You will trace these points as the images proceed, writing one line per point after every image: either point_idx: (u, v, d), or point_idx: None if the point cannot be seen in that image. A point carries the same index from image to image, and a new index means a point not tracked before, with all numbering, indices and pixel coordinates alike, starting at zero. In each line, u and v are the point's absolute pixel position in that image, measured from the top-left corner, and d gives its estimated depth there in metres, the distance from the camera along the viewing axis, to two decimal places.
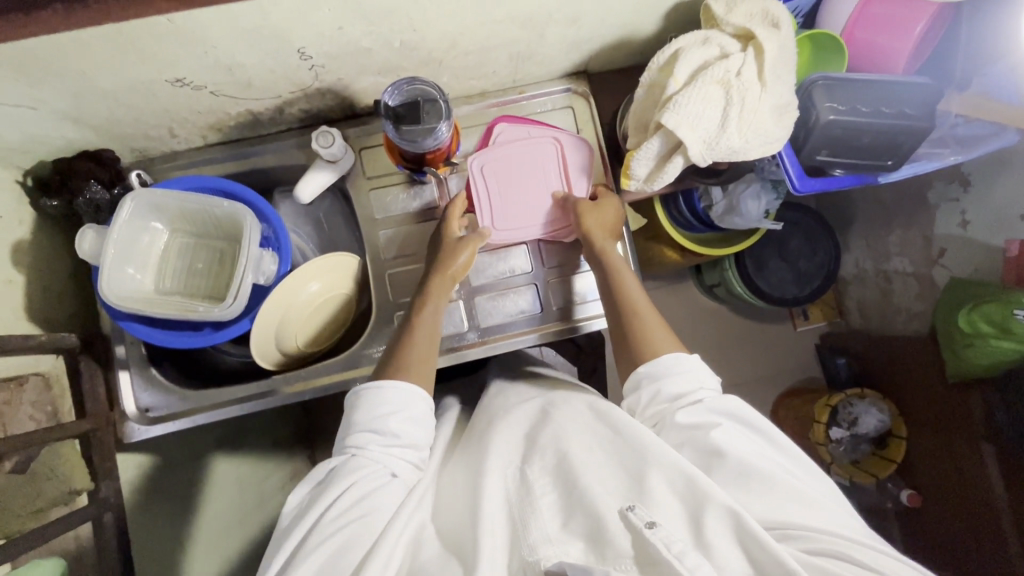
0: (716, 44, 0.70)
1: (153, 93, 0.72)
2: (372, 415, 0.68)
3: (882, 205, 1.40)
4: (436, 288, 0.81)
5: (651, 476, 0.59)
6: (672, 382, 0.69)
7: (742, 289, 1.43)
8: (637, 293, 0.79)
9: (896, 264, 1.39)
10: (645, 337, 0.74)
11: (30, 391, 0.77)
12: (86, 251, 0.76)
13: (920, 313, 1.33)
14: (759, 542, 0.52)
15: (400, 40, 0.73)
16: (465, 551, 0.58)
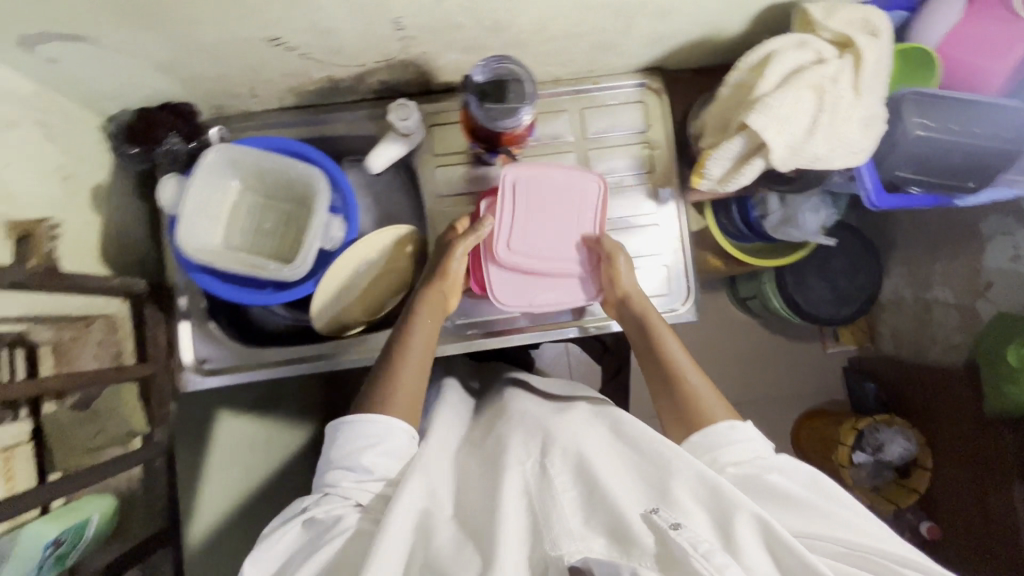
0: (812, 48, 0.69)
1: (247, 51, 0.73)
2: (345, 448, 0.66)
3: (927, 232, 1.38)
4: (430, 307, 0.80)
5: (676, 485, 0.58)
6: (728, 452, 0.65)
7: (779, 302, 1.41)
8: (677, 347, 0.77)
9: (937, 293, 1.36)
10: (691, 398, 0.71)
11: (97, 331, 0.80)
12: (165, 200, 0.77)
13: (958, 345, 1.31)
14: (792, 552, 0.51)
15: (492, 19, 0.73)
16: (483, 539, 0.56)
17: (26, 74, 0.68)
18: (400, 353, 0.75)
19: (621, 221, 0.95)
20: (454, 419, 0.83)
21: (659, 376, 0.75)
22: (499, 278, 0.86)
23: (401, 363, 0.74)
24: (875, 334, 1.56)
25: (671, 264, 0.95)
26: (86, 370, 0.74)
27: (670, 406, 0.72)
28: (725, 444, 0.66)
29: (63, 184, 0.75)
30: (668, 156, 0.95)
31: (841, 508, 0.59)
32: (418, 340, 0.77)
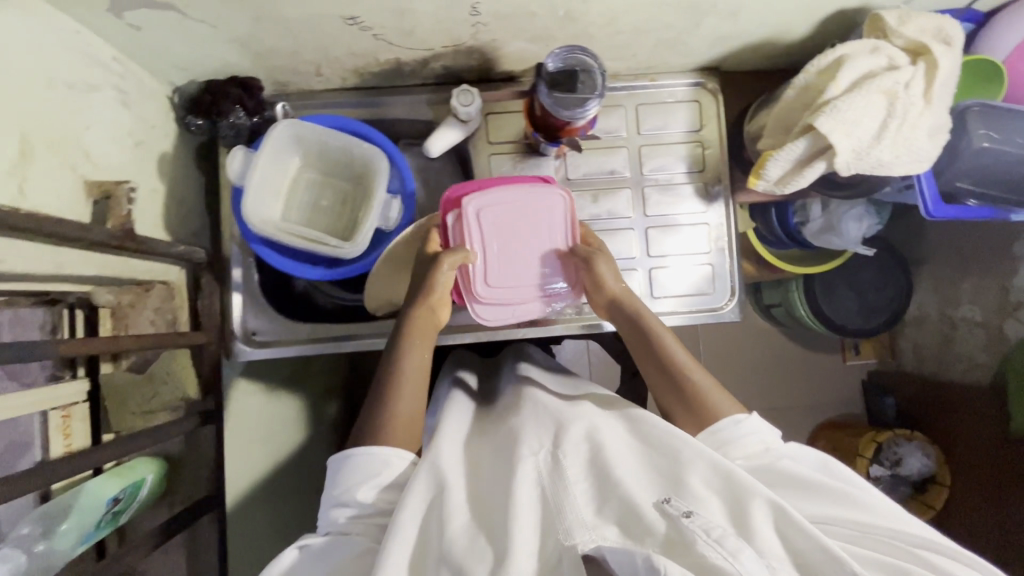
0: (886, 54, 0.70)
1: (323, 28, 0.74)
2: (344, 486, 0.63)
3: (959, 249, 1.35)
4: (418, 335, 0.74)
5: (689, 473, 0.57)
6: (742, 446, 0.64)
7: (804, 311, 1.38)
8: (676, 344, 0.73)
9: (964, 311, 1.34)
10: (699, 399, 0.69)
11: (155, 296, 0.82)
12: (233, 172, 0.77)
13: (982, 365, 1.30)
14: (806, 533, 0.50)
15: (566, 9, 0.74)
16: (499, 534, 0.55)
17: (108, 39, 0.69)
18: (391, 386, 0.70)
19: (670, 219, 0.96)
20: (463, 415, 0.81)
21: (664, 381, 0.71)
22: (487, 310, 0.79)
23: (397, 399, 0.69)
24: (896, 348, 1.56)
25: (716, 265, 0.96)
26: (149, 333, 0.75)
27: (680, 409, 0.70)
28: (738, 441, 0.64)
29: (134, 150, 0.76)
30: (720, 156, 0.96)
31: (855, 493, 0.59)
32: (411, 371, 0.71)
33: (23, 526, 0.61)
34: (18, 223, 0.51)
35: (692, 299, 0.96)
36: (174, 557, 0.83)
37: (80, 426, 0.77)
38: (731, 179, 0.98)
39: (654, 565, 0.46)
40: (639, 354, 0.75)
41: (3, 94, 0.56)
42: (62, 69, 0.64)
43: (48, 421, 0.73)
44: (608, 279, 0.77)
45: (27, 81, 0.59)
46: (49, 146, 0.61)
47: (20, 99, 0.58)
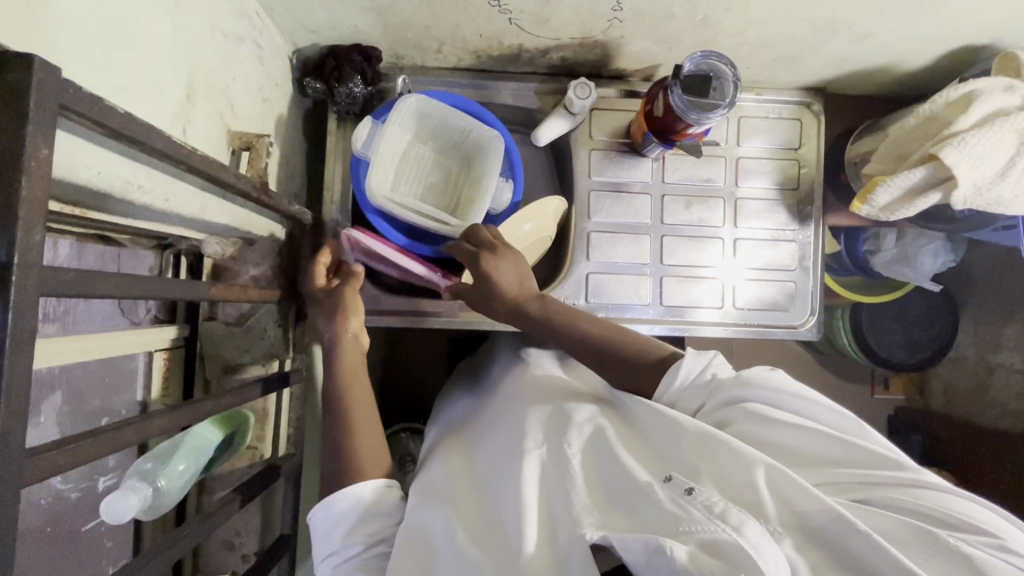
0: (1020, 94, 0.71)
1: (466, 7, 0.74)
2: (326, 534, 0.62)
3: (1005, 295, 1.33)
4: (350, 368, 0.74)
5: (688, 448, 0.58)
6: (708, 384, 0.66)
7: (847, 340, 1.38)
8: (599, 323, 0.76)
9: (1003, 357, 1.34)
10: (632, 350, 0.73)
11: (257, 252, 0.83)
12: (357, 138, 0.80)
13: (1017, 413, 1.30)
14: (808, 495, 0.50)
15: (705, 14, 0.75)
16: (504, 535, 0.56)
17: None
18: (346, 422, 0.70)
19: (758, 233, 0.96)
20: (464, 427, 0.81)
21: (598, 357, 0.74)
22: None
23: (355, 434, 0.68)
24: (926, 388, 1.53)
25: (798, 282, 0.97)
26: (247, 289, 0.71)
27: (622, 373, 0.72)
28: (693, 388, 0.67)
29: (261, 105, 0.77)
30: (815, 176, 0.97)
31: (830, 436, 0.56)
32: (357, 401, 0.71)
33: (144, 462, 0.62)
34: (197, 162, 0.52)
35: (769, 314, 0.97)
36: (249, 512, 0.84)
37: (177, 369, 0.79)
38: (823, 200, 0.99)
39: (661, 547, 0.46)
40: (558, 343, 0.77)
41: (178, 34, 0.56)
42: (221, 19, 0.64)
43: (151, 361, 0.76)
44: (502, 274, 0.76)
45: (195, 23, 0.59)
46: (205, 92, 0.62)
47: (189, 42, 0.58)
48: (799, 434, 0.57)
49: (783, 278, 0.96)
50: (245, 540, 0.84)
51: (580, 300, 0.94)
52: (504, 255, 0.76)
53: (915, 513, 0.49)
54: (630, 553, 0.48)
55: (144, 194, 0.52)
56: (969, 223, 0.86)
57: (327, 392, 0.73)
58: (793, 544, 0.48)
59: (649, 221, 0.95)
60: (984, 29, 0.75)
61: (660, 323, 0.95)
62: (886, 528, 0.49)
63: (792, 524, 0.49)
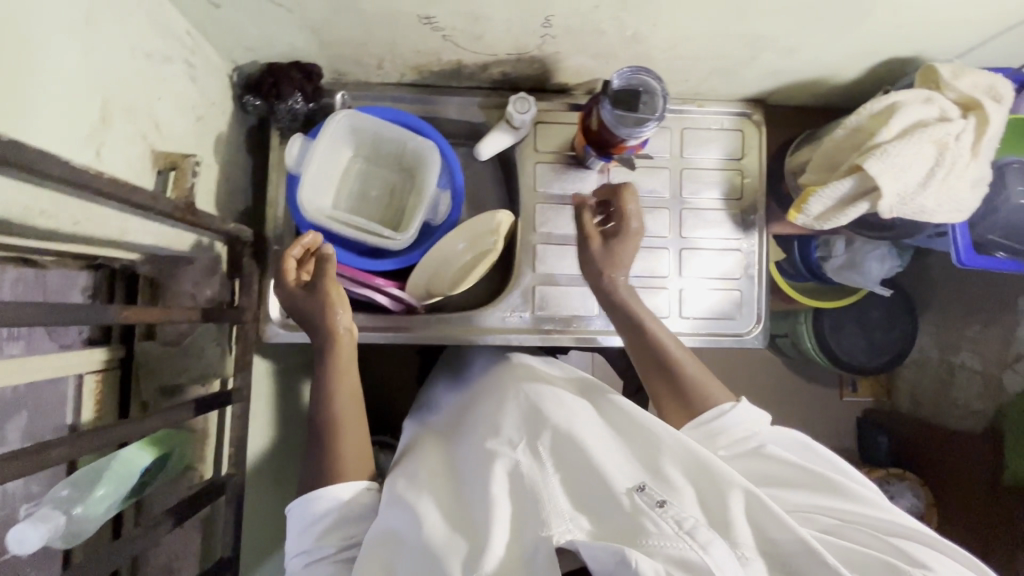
0: (938, 105, 0.73)
1: (398, 25, 0.75)
2: (299, 532, 0.65)
3: (964, 298, 1.34)
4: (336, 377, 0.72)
5: (666, 462, 0.61)
6: (722, 427, 0.69)
7: (811, 344, 1.37)
8: (681, 349, 0.76)
9: (964, 358, 1.34)
10: (693, 385, 0.73)
11: (196, 270, 0.83)
12: (291, 157, 0.80)
13: (978, 413, 1.31)
14: (779, 523, 0.53)
15: (635, 30, 0.76)
16: (476, 529, 0.58)
17: (189, 14, 0.70)
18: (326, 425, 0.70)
19: (703, 242, 0.97)
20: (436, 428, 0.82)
21: (661, 375, 0.75)
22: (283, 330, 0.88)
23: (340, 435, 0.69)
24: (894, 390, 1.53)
25: (744, 291, 0.98)
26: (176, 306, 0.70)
27: (668, 399, 0.74)
28: (724, 429, 0.69)
29: (196, 124, 0.76)
30: (758, 186, 0.98)
31: (834, 480, 0.61)
32: (347, 405, 0.71)
33: (61, 488, 0.62)
34: (102, 186, 0.52)
35: (717, 322, 0.97)
36: (189, 534, 0.83)
37: (110, 393, 0.77)
38: (767, 209, 1.00)
39: (627, 559, 0.48)
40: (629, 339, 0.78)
41: (92, 58, 0.56)
42: (144, 39, 0.64)
43: (82, 385, 0.74)
44: (617, 271, 0.79)
45: (111, 44, 0.59)
46: (124, 113, 0.62)
47: (105, 64, 0.58)
48: (797, 474, 0.63)
49: (728, 287, 0.98)
50: (184, 563, 0.82)
51: (527, 312, 0.94)
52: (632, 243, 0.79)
53: (891, 553, 0.54)
54: (597, 562, 0.50)
55: (51, 218, 0.53)
56: (906, 229, 0.87)
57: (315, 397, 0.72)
58: (761, 567, 0.51)
59: None
60: (906, 42, 0.77)
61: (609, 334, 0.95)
62: (858, 559, 0.53)
63: (763, 552, 0.53)
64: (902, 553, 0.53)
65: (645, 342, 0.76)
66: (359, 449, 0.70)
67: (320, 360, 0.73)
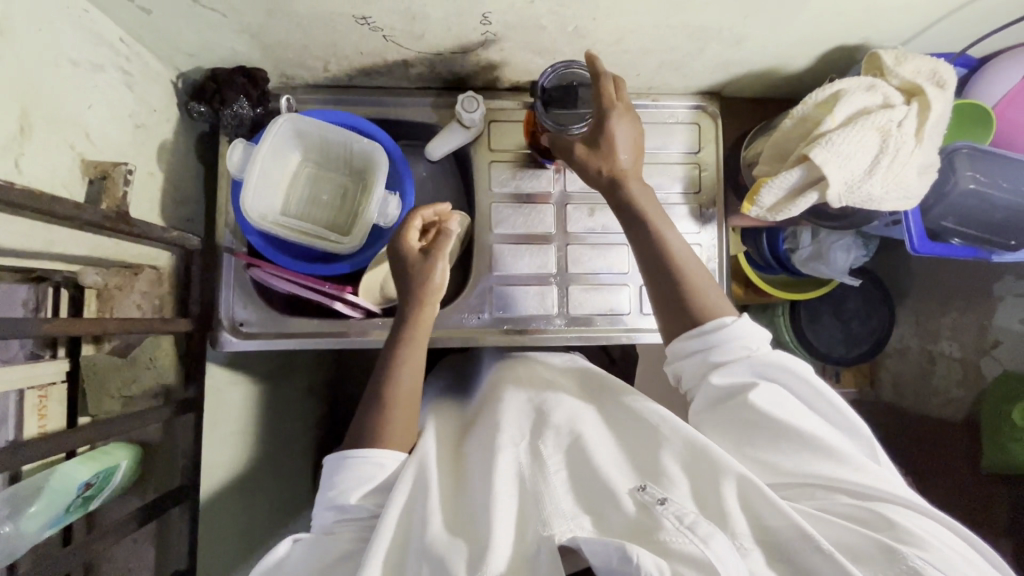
0: (881, 92, 0.73)
1: (335, 27, 0.74)
2: (334, 487, 0.64)
3: (941, 285, 1.32)
4: (416, 335, 0.75)
5: (664, 455, 0.61)
6: (720, 351, 0.66)
7: (790, 338, 1.32)
8: (685, 251, 0.73)
9: (944, 346, 1.31)
10: (697, 292, 0.70)
11: (143, 281, 0.80)
12: (234, 163, 0.80)
13: (958, 401, 1.28)
14: (775, 512, 0.53)
15: (575, 25, 0.75)
16: (478, 531, 0.57)
17: (121, 21, 0.70)
18: (378, 401, 0.70)
19: None
20: (441, 415, 0.81)
21: (665, 282, 0.71)
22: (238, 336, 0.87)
23: (391, 410, 0.69)
24: (877, 377, 1.44)
25: None
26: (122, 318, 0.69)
27: (671, 308, 0.70)
28: (719, 343, 0.66)
29: (135, 132, 0.76)
30: (716, 178, 0.97)
31: (841, 450, 0.61)
32: (404, 379, 0.72)
33: None
34: (13, 198, 0.51)
35: None
36: (144, 544, 0.82)
37: (56, 407, 0.76)
38: (726, 202, 1.00)
39: (628, 556, 0.48)
40: (634, 240, 0.74)
41: (7, 67, 0.56)
42: (70, 48, 0.64)
43: (24, 400, 0.72)
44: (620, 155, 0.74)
45: (30, 53, 0.58)
46: (49, 124, 0.61)
47: (24, 75, 0.58)
48: (800, 447, 0.61)
49: None
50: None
51: (485, 313, 0.93)
52: (630, 121, 0.75)
53: (882, 530, 0.54)
54: (596, 557, 0.50)
55: None
56: (863, 218, 0.86)
57: (380, 368, 0.73)
58: (761, 557, 0.52)
59: (553, 230, 0.95)
60: (849, 30, 0.77)
61: (569, 333, 0.94)
62: (856, 543, 0.53)
63: (761, 540, 0.53)
64: (886, 525, 0.54)
65: (654, 242, 0.72)
66: (409, 426, 0.70)
67: (399, 330, 0.75)
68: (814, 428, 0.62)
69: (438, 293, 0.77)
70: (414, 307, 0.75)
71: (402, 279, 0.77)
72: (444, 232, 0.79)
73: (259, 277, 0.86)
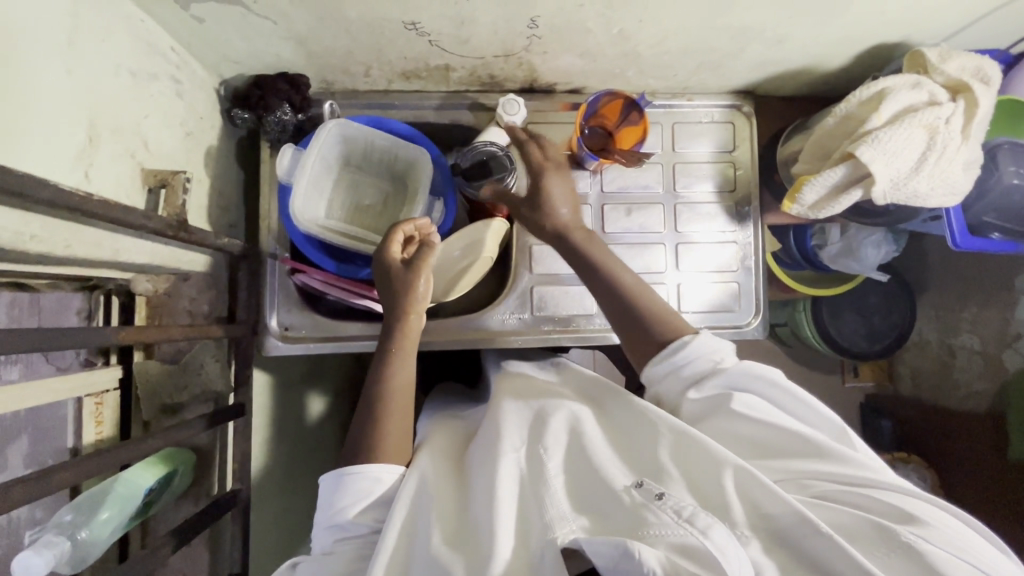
0: (926, 90, 0.73)
1: (384, 33, 0.75)
2: (333, 506, 0.64)
3: (960, 279, 1.32)
4: (405, 346, 0.75)
5: (661, 451, 0.62)
6: (690, 367, 0.69)
7: (811, 333, 1.34)
8: (641, 285, 0.76)
9: (964, 339, 1.31)
10: (656, 321, 0.74)
11: (192, 286, 0.81)
12: (283, 167, 0.80)
13: (979, 394, 1.27)
14: (774, 497, 0.54)
15: (620, 28, 0.76)
16: (480, 541, 0.57)
17: (174, 30, 0.70)
18: (378, 412, 0.71)
19: (702, 236, 0.97)
20: (438, 428, 0.81)
21: (626, 320, 0.75)
22: (282, 340, 0.88)
23: (386, 422, 0.70)
24: (895, 373, 1.49)
25: (741, 283, 0.97)
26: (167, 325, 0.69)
27: (636, 340, 0.74)
28: (686, 364, 0.70)
29: (184, 140, 0.76)
30: (751, 177, 0.98)
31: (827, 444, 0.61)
32: (396, 394, 0.73)
33: (64, 514, 0.62)
34: (92, 207, 0.51)
35: (717, 315, 0.97)
36: (195, 551, 0.83)
37: (110, 414, 0.77)
38: (760, 200, 1.00)
39: (629, 552, 0.48)
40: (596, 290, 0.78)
41: (76, 79, 0.56)
42: (129, 57, 0.64)
43: (82, 407, 0.74)
44: (561, 209, 0.79)
45: (96, 64, 0.59)
46: (112, 134, 0.62)
47: (91, 84, 0.58)
48: (788, 447, 0.62)
49: (729, 281, 0.97)
50: None
51: (526, 314, 0.94)
52: (559, 177, 0.79)
53: (879, 514, 0.54)
54: (601, 557, 0.50)
55: (39, 243, 0.53)
56: (901, 215, 0.87)
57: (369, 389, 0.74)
58: (761, 546, 0.52)
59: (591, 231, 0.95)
60: (892, 28, 0.78)
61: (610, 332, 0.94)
62: (850, 528, 0.53)
63: (759, 527, 0.53)
64: (881, 510, 0.54)
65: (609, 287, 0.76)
66: (400, 444, 0.70)
67: (385, 346, 0.76)
68: (798, 427, 0.62)
69: (423, 303, 0.77)
70: (401, 318, 0.76)
71: (383, 292, 0.77)
72: (426, 244, 0.77)
73: (302, 282, 0.87)
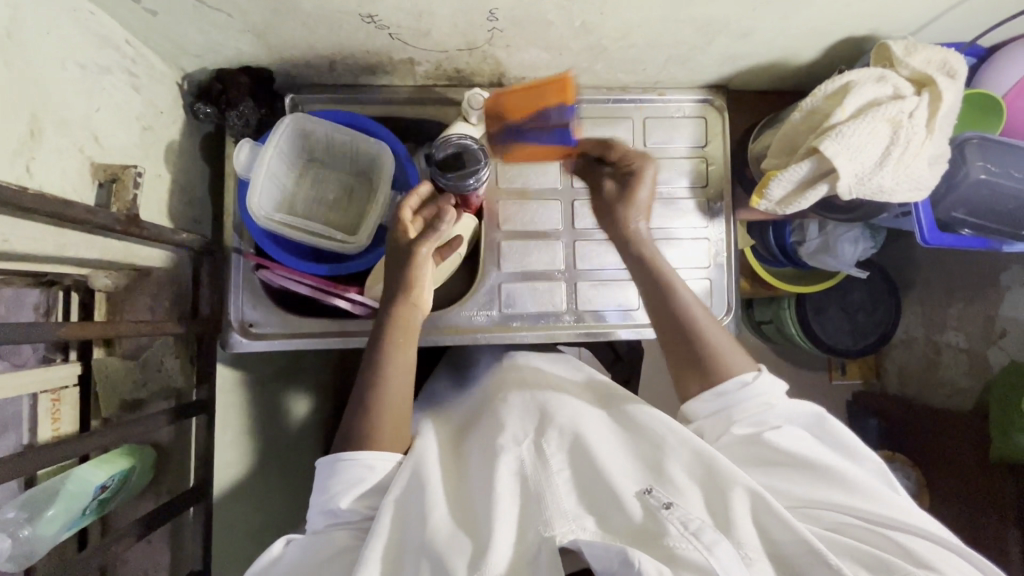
0: (891, 83, 0.72)
1: (343, 26, 0.74)
2: (326, 489, 0.64)
3: (945, 277, 1.30)
4: (400, 329, 0.73)
5: (670, 462, 0.61)
6: (740, 408, 0.67)
7: (794, 330, 1.33)
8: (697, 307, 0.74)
9: (949, 337, 1.30)
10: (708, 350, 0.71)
11: (154, 283, 0.80)
12: (240, 163, 0.80)
13: (966, 391, 1.27)
14: (783, 524, 0.53)
15: (582, 20, 0.75)
16: (480, 532, 0.57)
17: (126, 23, 0.69)
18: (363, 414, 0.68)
19: (675, 231, 0.96)
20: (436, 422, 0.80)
21: (676, 345, 0.73)
22: (248, 338, 0.87)
23: (379, 416, 0.68)
24: (883, 369, 1.48)
25: (714, 279, 0.97)
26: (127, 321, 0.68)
27: (686, 365, 0.72)
28: (739, 400, 0.68)
29: (142, 134, 0.75)
30: (724, 172, 0.97)
31: (856, 483, 0.60)
32: (393, 384, 0.70)
33: (8, 510, 0.63)
34: (25, 202, 0.51)
35: None
36: (159, 548, 0.82)
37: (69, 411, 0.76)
38: (734, 196, 0.99)
39: (629, 560, 0.49)
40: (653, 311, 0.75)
41: (16, 70, 0.55)
42: (78, 50, 0.64)
43: (37, 405, 0.73)
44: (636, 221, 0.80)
45: (37, 55, 0.58)
46: (58, 128, 0.61)
47: (33, 76, 0.58)
48: (816, 481, 0.61)
49: (703, 276, 0.96)
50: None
51: (495, 311, 0.93)
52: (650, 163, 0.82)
53: (895, 555, 0.54)
54: (599, 561, 0.51)
55: None
56: (876, 208, 0.85)
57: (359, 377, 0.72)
58: (766, 568, 0.52)
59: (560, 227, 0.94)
60: (858, 22, 0.77)
61: (580, 328, 0.94)
62: (860, 558, 0.54)
63: (765, 550, 0.53)
64: (901, 552, 0.54)
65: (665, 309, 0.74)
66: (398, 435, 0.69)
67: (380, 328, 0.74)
68: (826, 460, 0.62)
69: (424, 280, 0.76)
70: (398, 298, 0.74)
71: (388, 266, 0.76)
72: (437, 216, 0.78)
73: (267, 278, 0.86)
